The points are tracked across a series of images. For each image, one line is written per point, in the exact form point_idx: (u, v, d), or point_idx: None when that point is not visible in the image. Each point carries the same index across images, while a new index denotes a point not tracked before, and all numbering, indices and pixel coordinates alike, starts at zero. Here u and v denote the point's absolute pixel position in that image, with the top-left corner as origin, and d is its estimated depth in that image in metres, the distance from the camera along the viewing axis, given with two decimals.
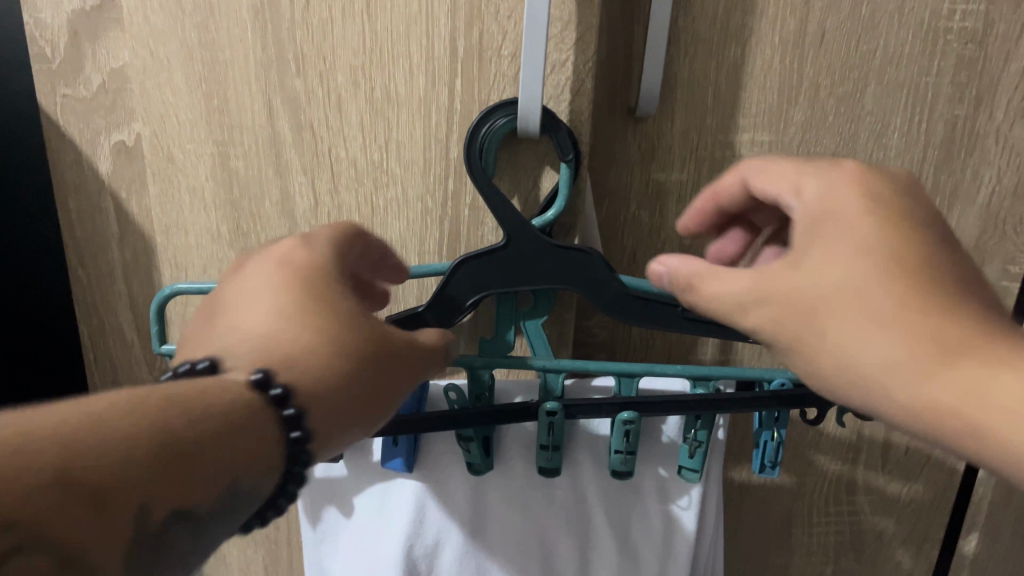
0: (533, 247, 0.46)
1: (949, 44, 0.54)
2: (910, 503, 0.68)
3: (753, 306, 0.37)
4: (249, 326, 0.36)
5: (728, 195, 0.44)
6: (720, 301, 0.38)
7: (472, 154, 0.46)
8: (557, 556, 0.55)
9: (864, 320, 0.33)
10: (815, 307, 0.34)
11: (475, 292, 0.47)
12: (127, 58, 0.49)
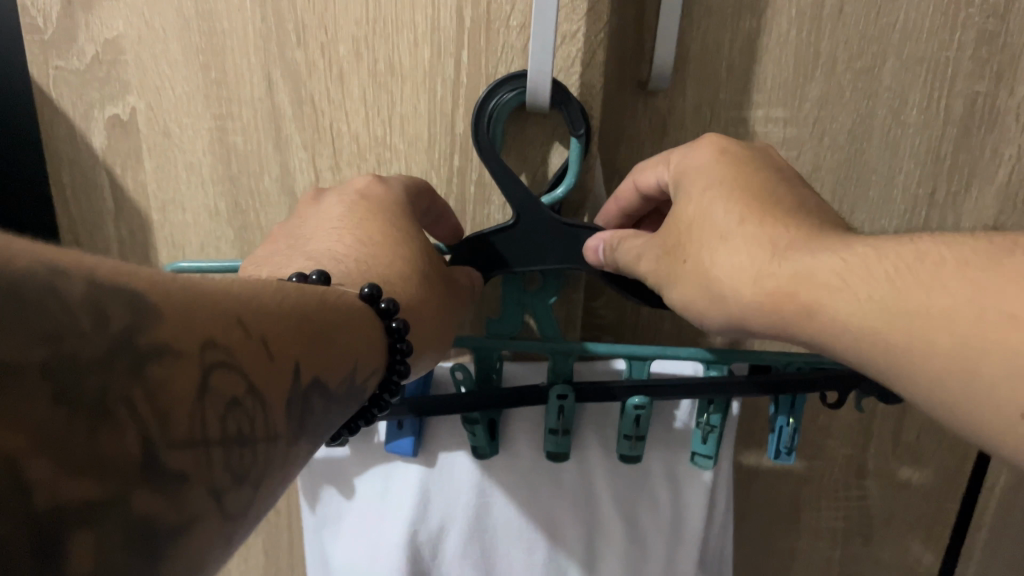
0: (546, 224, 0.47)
1: (971, 17, 0.52)
2: (920, 488, 0.67)
3: (668, 273, 0.42)
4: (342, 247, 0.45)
5: (628, 201, 0.48)
6: (651, 276, 0.43)
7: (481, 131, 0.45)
8: (563, 542, 0.53)
9: (737, 256, 0.37)
10: (701, 254, 0.39)
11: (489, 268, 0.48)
12: (121, 28, 0.48)
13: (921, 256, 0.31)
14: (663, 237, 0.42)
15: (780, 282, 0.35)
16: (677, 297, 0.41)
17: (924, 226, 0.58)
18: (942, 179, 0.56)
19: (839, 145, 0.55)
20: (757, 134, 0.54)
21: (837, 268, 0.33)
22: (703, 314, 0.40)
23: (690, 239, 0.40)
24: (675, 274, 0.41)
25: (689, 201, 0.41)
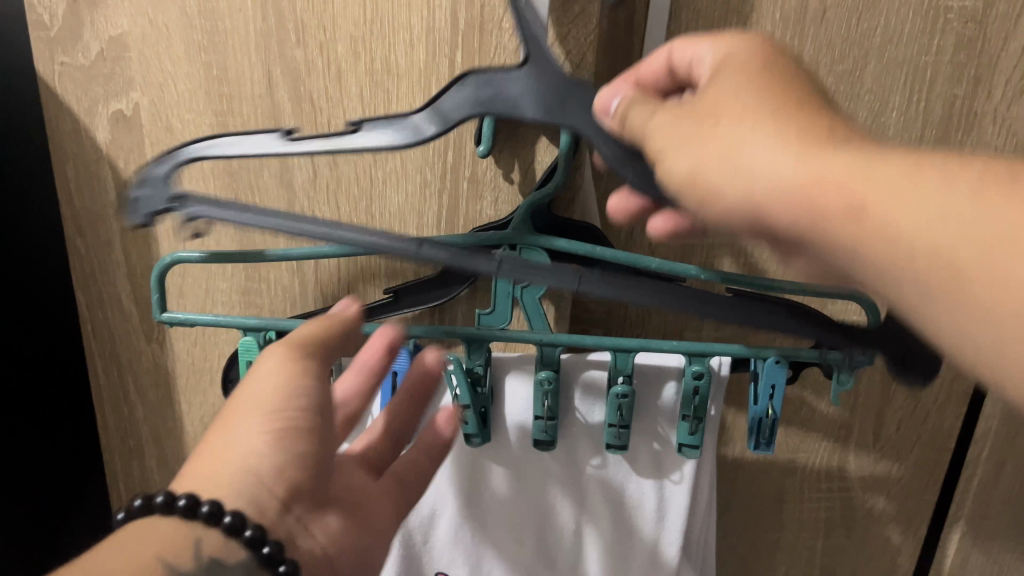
0: (552, 82, 0.40)
1: (949, 23, 0.53)
2: (901, 480, 0.69)
3: (685, 136, 0.36)
4: (253, 458, 0.38)
5: (651, 75, 0.43)
6: (659, 136, 0.37)
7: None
8: (551, 530, 0.56)
9: (775, 142, 0.33)
10: (733, 125, 0.35)
11: (467, 111, 0.41)
12: (125, 27, 0.49)
13: (955, 173, 0.30)
14: (683, 105, 0.37)
15: (836, 168, 0.32)
16: (685, 162, 0.35)
17: None
18: None
19: None
20: None
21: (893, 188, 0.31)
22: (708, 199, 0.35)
23: (726, 104, 0.35)
24: (697, 137, 0.36)
25: (726, 80, 0.37)
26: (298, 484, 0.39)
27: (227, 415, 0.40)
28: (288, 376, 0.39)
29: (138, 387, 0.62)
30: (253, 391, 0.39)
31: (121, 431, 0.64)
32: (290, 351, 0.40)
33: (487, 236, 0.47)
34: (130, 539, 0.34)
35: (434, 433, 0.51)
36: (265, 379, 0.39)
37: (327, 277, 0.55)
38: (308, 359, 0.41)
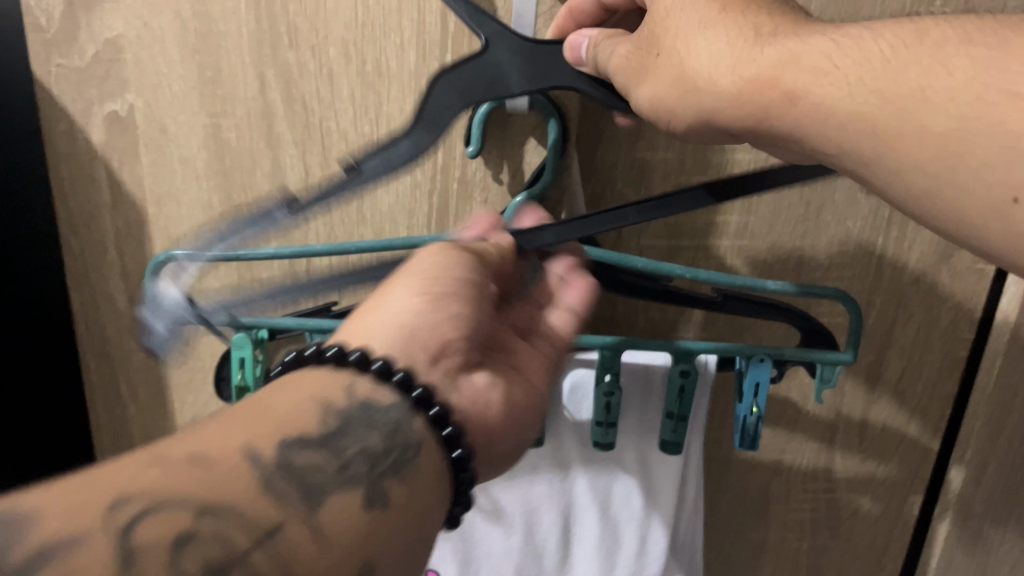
0: (516, 52, 0.42)
1: None
2: (885, 481, 0.69)
3: (638, 72, 0.40)
4: (404, 313, 0.38)
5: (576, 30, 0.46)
6: (620, 73, 0.40)
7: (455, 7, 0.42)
8: (539, 529, 0.56)
9: (721, 42, 0.37)
10: (682, 46, 0.38)
11: (449, 108, 0.42)
12: (121, 29, 0.50)
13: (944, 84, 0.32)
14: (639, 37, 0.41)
15: (763, 68, 0.36)
16: (646, 92, 0.40)
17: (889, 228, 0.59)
18: None
19: None
20: None
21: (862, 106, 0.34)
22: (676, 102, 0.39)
23: (666, 31, 0.39)
24: (647, 66, 0.40)
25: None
26: (451, 343, 0.38)
27: (386, 283, 0.40)
28: (445, 257, 0.40)
29: (130, 386, 0.62)
30: (412, 266, 0.40)
31: (112, 430, 0.65)
32: (445, 245, 0.41)
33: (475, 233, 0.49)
34: (281, 392, 0.34)
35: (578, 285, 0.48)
36: (425, 260, 0.40)
37: (318, 277, 0.56)
38: (462, 251, 0.41)
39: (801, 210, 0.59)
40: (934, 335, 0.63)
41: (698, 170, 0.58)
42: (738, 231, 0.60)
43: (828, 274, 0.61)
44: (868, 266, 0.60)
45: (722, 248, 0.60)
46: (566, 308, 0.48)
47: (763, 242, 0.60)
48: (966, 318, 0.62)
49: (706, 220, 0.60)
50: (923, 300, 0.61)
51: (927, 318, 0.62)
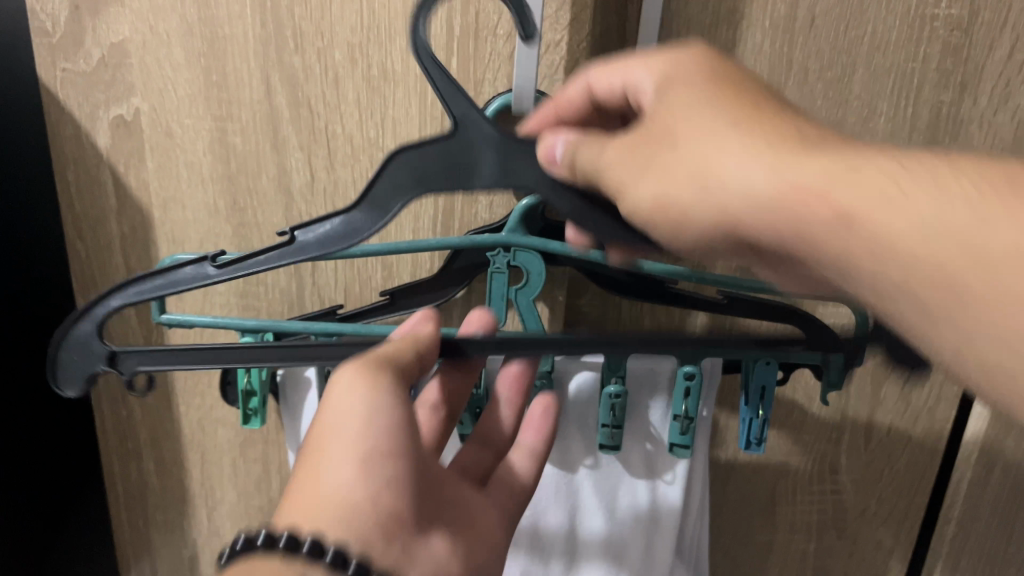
0: (482, 153, 0.40)
1: (935, 30, 0.54)
2: (892, 483, 0.69)
3: (640, 165, 0.37)
4: (344, 489, 0.37)
5: (575, 114, 0.44)
6: (614, 169, 0.38)
7: (431, 73, 0.39)
8: (545, 530, 0.56)
9: (738, 162, 0.34)
10: (688, 144, 0.36)
11: (401, 195, 0.40)
12: (126, 33, 0.50)
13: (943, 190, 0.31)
14: (637, 132, 0.38)
15: (805, 175, 0.33)
16: (647, 189, 0.37)
17: None
18: None
19: None
20: None
21: (880, 222, 0.31)
22: (661, 225, 0.38)
23: (680, 125, 0.37)
24: (654, 163, 0.37)
25: (670, 87, 0.39)
26: (393, 509, 0.38)
27: (316, 445, 0.39)
28: (368, 395, 0.39)
29: (136, 389, 0.62)
30: (337, 417, 0.39)
31: (118, 433, 0.65)
32: (362, 369, 0.40)
33: (483, 237, 0.48)
34: None
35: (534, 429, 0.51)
36: (347, 402, 0.39)
37: (324, 280, 0.56)
38: (381, 374, 0.40)
39: None
40: None
41: None
42: None
43: None
44: None
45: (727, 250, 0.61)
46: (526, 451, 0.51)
47: None
48: None
49: None
50: None
51: None
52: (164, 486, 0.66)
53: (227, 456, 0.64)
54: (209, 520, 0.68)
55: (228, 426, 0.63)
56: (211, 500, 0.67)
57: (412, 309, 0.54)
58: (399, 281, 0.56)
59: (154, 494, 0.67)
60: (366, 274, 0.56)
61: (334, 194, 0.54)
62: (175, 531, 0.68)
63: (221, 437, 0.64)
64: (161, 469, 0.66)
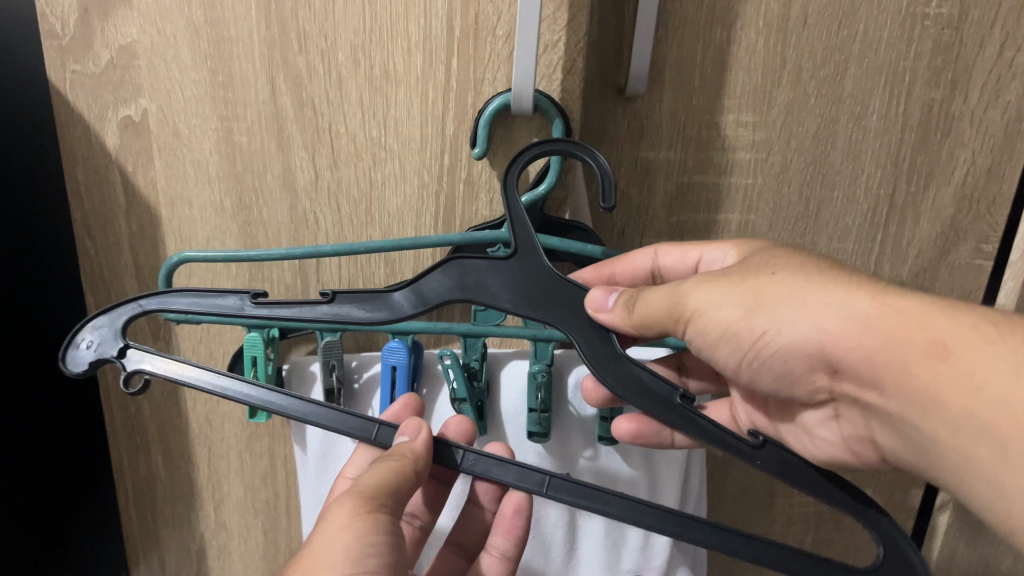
0: (536, 277, 0.41)
1: (926, 29, 0.56)
2: (888, 475, 0.70)
3: (729, 293, 0.41)
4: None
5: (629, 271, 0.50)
6: (702, 296, 0.41)
7: (509, 188, 0.42)
8: (545, 521, 0.58)
9: (831, 297, 0.39)
10: (784, 278, 0.40)
11: (446, 295, 0.41)
12: (135, 35, 0.51)
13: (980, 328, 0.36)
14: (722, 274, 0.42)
15: (891, 318, 0.37)
16: (736, 309, 0.40)
17: (886, 224, 0.62)
18: (901, 180, 0.60)
19: (805, 148, 0.59)
20: (728, 138, 0.59)
21: (962, 355, 0.35)
22: (717, 341, 0.42)
23: (774, 268, 0.41)
24: (757, 297, 0.40)
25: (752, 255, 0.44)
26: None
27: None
28: (359, 534, 0.38)
29: (144, 385, 0.63)
30: (323, 551, 0.37)
31: (127, 427, 0.66)
32: (354, 508, 0.39)
33: (482, 233, 0.49)
34: None
35: (506, 532, 0.54)
36: (334, 541, 0.37)
37: (328, 276, 0.58)
38: (371, 514, 0.39)
39: (800, 208, 0.61)
40: None
41: (700, 169, 0.60)
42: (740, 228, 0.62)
43: None
44: (869, 259, 0.63)
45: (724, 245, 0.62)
46: (497, 554, 0.55)
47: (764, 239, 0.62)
48: None
49: (708, 219, 0.62)
50: None
51: None
52: (172, 479, 0.68)
53: (233, 450, 0.66)
54: (216, 514, 0.69)
55: (235, 420, 0.64)
56: (217, 494, 0.68)
57: None
58: (401, 278, 0.57)
59: (162, 488, 0.68)
60: (369, 270, 0.57)
61: (338, 192, 0.55)
62: (182, 525, 0.70)
63: (228, 431, 0.65)
64: (169, 463, 0.67)
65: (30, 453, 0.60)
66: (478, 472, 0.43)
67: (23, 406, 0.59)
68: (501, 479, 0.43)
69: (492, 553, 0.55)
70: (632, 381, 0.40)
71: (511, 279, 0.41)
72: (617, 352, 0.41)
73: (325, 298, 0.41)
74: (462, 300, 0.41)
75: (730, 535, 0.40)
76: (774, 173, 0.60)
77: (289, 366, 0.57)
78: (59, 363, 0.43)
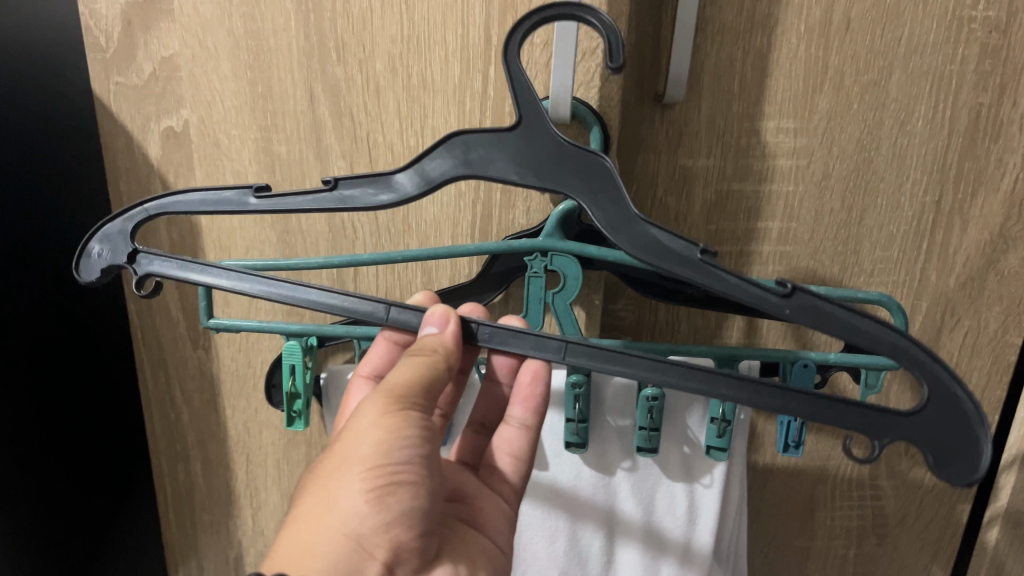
0: (542, 146, 0.37)
1: (973, 32, 0.54)
2: (932, 488, 0.69)
3: None
4: (350, 519, 0.38)
5: None
6: None
7: (507, 60, 0.37)
8: (583, 533, 0.57)
9: None
10: None
11: (449, 173, 0.38)
12: (177, 47, 0.52)
13: None
14: None
15: None
16: None
17: (932, 232, 0.60)
18: (948, 187, 0.58)
19: (848, 155, 0.58)
20: (769, 144, 0.58)
21: None
22: None
23: None
24: None
25: None
26: (399, 540, 0.40)
27: (329, 468, 0.40)
28: (383, 431, 0.40)
29: (184, 392, 0.64)
30: (353, 449, 0.39)
31: (168, 434, 0.66)
32: (385, 407, 0.40)
33: (519, 243, 0.49)
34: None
35: (525, 401, 0.52)
36: (364, 435, 0.40)
37: (365, 285, 0.58)
38: (402, 409, 0.40)
39: (843, 216, 0.59)
40: (981, 341, 0.63)
41: (739, 176, 0.59)
42: (780, 237, 0.60)
43: (871, 278, 0.61)
44: (913, 270, 0.61)
45: (765, 253, 0.61)
46: (517, 424, 0.52)
47: (805, 248, 0.61)
48: (1016, 323, 0.62)
49: (747, 226, 0.60)
50: (970, 305, 0.62)
51: (975, 323, 0.62)
52: (210, 488, 0.68)
53: (271, 458, 0.66)
54: (253, 522, 0.69)
55: (272, 429, 0.65)
56: (255, 502, 0.68)
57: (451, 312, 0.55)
58: (438, 286, 0.57)
59: (200, 496, 0.69)
60: (406, 280, 0.57)
61: None
62: (220, 532, 0.70)
63: (265, 438, 0.65)
64: (207, 471, 0.67)
65: (73, 461, 0.61)
66: (497, 346, 0.42)
67: (65, 416, 0.60)
68: (519, 348, 0.41)
69: (512, 425, 0.52)
70: (646, 245, 0.36)
71: (518, 158, 0.37)
72: (624, 207, 0.36)
73: (327, 186, 0.39)
74: (471, 178, 0.38)
75: (759, 389, 0.38)
76: (815, 180, 0.59)
77: (326, 375, 0.57)
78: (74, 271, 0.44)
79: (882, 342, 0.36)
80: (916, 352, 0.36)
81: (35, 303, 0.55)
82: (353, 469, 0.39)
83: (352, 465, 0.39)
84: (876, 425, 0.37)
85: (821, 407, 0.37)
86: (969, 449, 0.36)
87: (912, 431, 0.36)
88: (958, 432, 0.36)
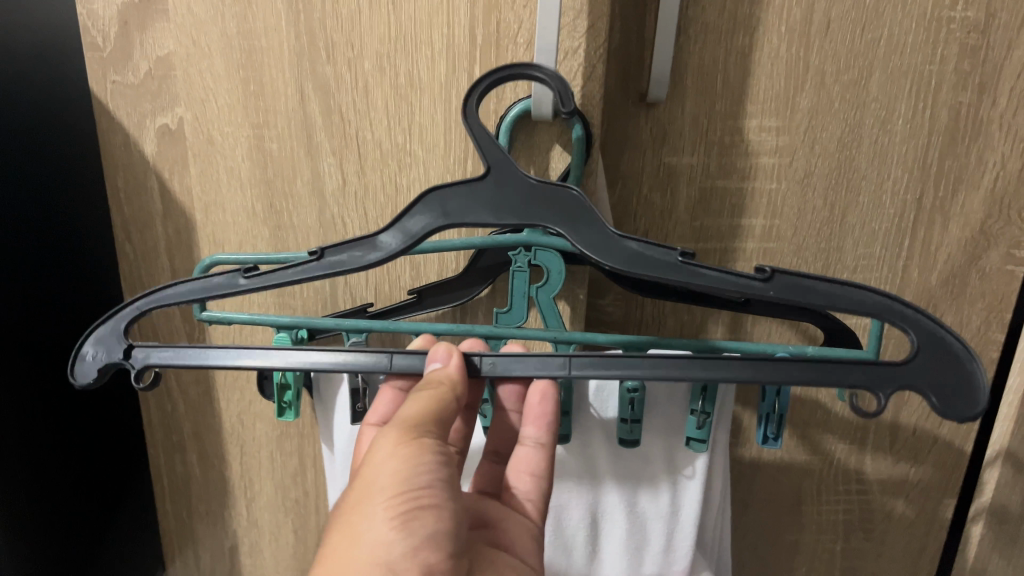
0: (516, 189, 0.38)
1: (952, 32, 0.55)
2: (918, 484, 0.70)
3: None
4: (380, 548, 0.37)
5: None
6: None
7: (472, 116, 0.39)
8: (568, 521, 0.58)
9: None
10: None
11: (429, 227, 0.38)
12: (171, 47, 0.53)
13: None
14: None
15: None
16: None
17: (914, 230, 0.61)
18: (929, 185, 0.59)
19: (830, 153, 0.59)
20: (752, 142, 0.59)
21: None
22: None
23: None
24: None
25: None
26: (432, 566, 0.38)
27: (352, 502, 0.39)
28: (402, 458, 0.39)
29: (180, 384, 0.66)
30: (375, 480, 0.39)
31: (165, 425, 0.68)
32: (399, 437, 0.40)
33: (504, 237, 0.50)
34: None
35: (538, 419, 0.52)
36: (382, 465, 0.39)
37: (356, 280, 0.59)
38: (417, 438, 0.40)
39: (826, 213, 0.60)
40: (964, 337, 0.64)
41: (724, 173, 0.60)
42: (764, 234, 0.61)
43: (854, 274, 0.62)
44: (895, 267, 0.62)
45: (749, 250, 0.62)
46: (533, 443, 0.52)
47: (789, 245, 0.61)
48: (998, 320, 0.63)
49: (732, 223, 0.61)
50: (952, 301, 0.63)
51: (957, 319, 0.63)
52: (206, 478, 0.70)
53: (265, 450, 0.67)
54: (248, 513, 0.70)
55: (266, 421, 0.66)
56: (250, 492, 0.69)
57: (438, 306, 0.56)
58: (426, 280, 0.58)
59: (197, 486, 0.70)
60: (396, 274, 0.59)
61: (365, 198, 0.56)
62: (216, 523, 0.71)
63: (259, 430, 0.67)
64: (203, 462, 0.69)
65: (72, 450, 0.63)
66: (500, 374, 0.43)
67: (65, 405, 0.61)
68: (524, 369, 0.42)
69: (527, 444, 0.52)
70: (632, 257, 0.37)
71: (492, 205, 0.38)
72: (602, 229, 0.37)
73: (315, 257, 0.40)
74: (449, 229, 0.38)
75: (761, 365, 0.39)
76: (798, 177, 0.59)
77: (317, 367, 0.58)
78: (69, 379, 0.44)
79: (866, 304, 0.38)
80: (897, 306, 0.38)
81: (37, 296, 0.57)
82: (376, 500, 0.38)
83: (375, 497, 0.38)
84: (877, 376, 0.38)
85: (824, 370, 0.39)
86: (969, 385, 0.38)
87: (908, 378, 0.38)
88: (953, 371, 0.38)
